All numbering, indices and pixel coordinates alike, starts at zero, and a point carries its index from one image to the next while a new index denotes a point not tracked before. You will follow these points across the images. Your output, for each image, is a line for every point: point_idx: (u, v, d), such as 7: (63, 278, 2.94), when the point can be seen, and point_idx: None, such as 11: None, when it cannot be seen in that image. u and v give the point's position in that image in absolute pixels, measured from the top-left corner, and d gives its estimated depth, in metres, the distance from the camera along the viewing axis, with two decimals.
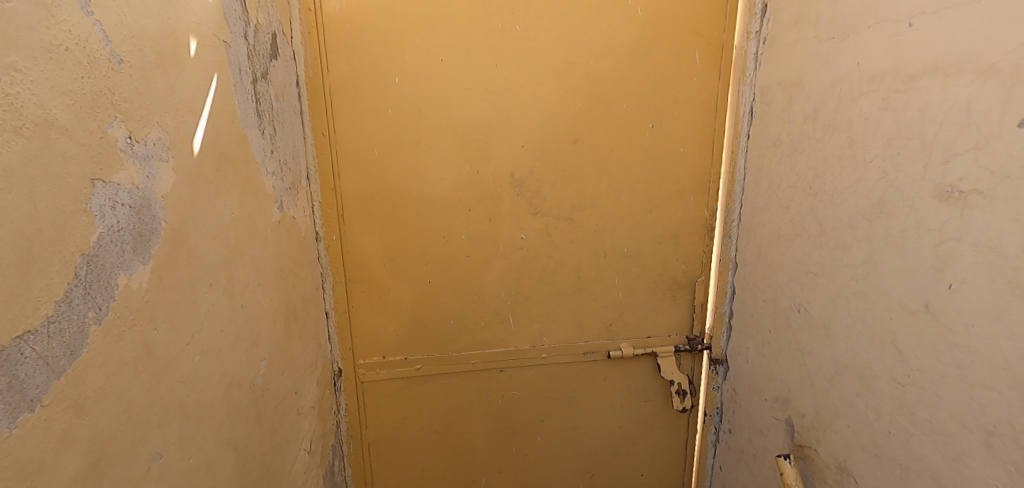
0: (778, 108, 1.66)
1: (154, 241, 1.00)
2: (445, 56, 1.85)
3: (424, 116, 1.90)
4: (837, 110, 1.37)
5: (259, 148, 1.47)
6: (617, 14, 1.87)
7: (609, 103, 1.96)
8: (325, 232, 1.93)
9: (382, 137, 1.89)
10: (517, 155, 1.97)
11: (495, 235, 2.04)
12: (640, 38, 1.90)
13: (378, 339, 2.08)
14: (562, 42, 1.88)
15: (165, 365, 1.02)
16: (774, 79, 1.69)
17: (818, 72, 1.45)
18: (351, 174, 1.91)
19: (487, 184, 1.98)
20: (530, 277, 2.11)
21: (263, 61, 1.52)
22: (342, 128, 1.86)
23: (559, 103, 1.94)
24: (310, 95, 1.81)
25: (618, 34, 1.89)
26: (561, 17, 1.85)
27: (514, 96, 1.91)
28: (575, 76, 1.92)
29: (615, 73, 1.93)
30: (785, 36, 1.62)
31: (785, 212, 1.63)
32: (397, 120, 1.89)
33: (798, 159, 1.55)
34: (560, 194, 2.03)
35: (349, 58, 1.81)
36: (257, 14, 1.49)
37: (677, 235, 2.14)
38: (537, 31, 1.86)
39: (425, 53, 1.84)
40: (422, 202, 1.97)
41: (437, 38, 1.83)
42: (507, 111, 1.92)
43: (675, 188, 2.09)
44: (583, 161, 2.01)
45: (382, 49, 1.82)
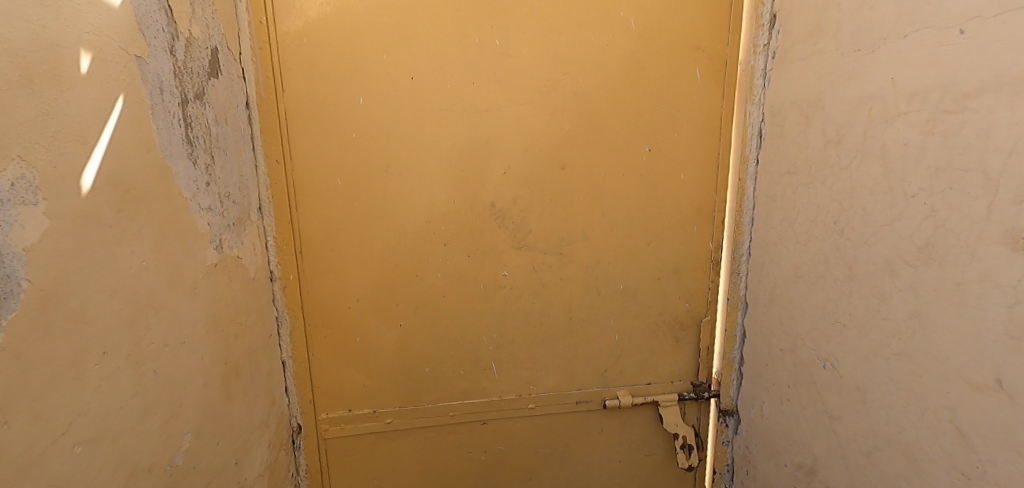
0: (792, 130, 1.46)
1: (8, 308, 0.77)
2: (415, 74, 1.65)
3: (392, 141, 1.69)
4: (866, 133, 1.16)
5: (188, 181, 1.25)
6: (608, 26, 1.67)
7: (601, 125, 1.75)
8: (281, 272, 1.71)
9: (346, 165, 1.68)
10: (499, 184, 1.75)
11: (475, 272, 1.81)
12: (634, 53, 1.70)
13: (344, 390, 1.84)
14: (548, 58, 1.67)
15: (22, 468, 0.79)
16: (786, 97, 1.48)
17: (841, 90, 1.24)
18: (310, 206, 1.69)
19: (465, 216, 1.76)
20: (515, 319, 1.88)
21: (197, 80, 1.31)
22: (300, 154, 1.65)
23: (544, 126, 1.73)
24: (262, 118, 1.60)
25: (610, 49, 1.69)
26: (546, 30, 1.65)
27: (494, 118, 1.71)
28: (562, 95, 1.71)
29: (607, 91, 1.72)
30: (799, 49, 1.42)
31: (804, 250, 1.41)
32: (362, 145, 1.68)
33: (818, 190, 1.34)
34: (547, 226, 1.81)
35: (307, 77, 1.61)
36: (190, 26, 1.29)
37: (679, 270, 1.92)
38: (519, 46, 1.66)
39: (393, 71, 1.64)
40: (391, 237, 1.75)
41: (407, 54, 1.63)
42: (486, 135, 1.72)
43: (675, 218, 1.87)
44: (573, 189, 1.79)
45: (344, 66, 1.62)
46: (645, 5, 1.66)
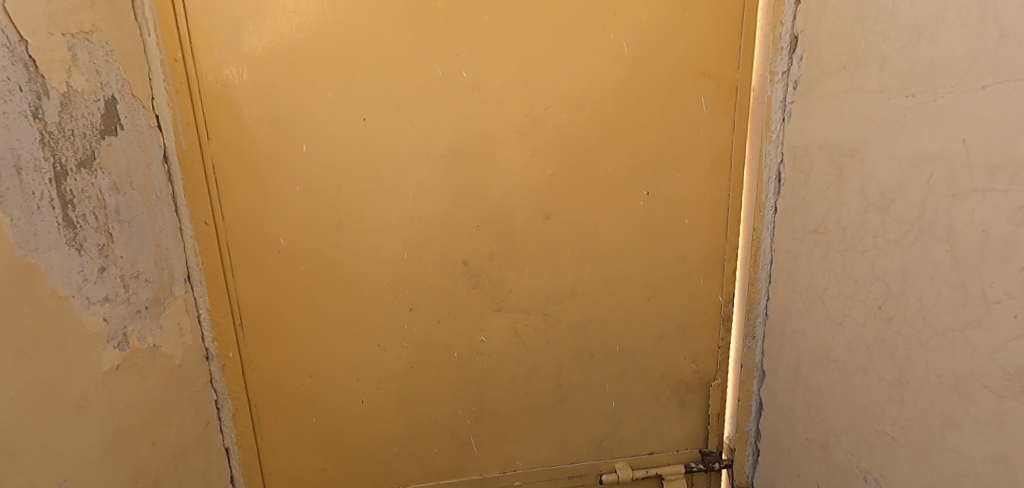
0: (821, 182, 1.20)
1: None
2: (368, 115, 1.39)
3: (344, 193, 1.43)
4: (926, 204, 0.90)
5: (67, 276, 1.00)
6: (597, 52, 1.41)
7: (590, 166, 1.49)
8: (219, 348, 1.46)
9: (290, 222, 1.43)
10: (472, 238, 1.50)
11: (447, 339, 1.56)
12: (628, 83, 1.44)
13: (300, 475, 1.60)
14: (526, 91, 1.41)
15: None
16: (812, 140, 1.22)
17: (886, 143, 0.98)
18: (249, 271, 1.44)
19: (434, 276, 1.51)
20: (496, 389, 1.63)
21: (83, 143, 1.06)
22: (233, 213, 1.40)
23: (523, 170, 1.47)
24: (186, 172, 1.34)
25: (599, 78, 1.43)
26: (522, 59, 1.39)
27: (464, 162, 1.45)
28: (544, 133, 1.45)
29: (596, 128, 1.46)
30: (828, 83, 1.16)
31: (839, 330, 1.15)
32: (308, 199, 1.42)
33: (858, 262, 1.08)
34: (530, 283, 1.56)
35: (239, 123, 1.35)
36: (71, 77, 1.03)
37: (684, 327, 1.66)
38: (491, 78, 1.40)
39: (341, 111, 1.38)
40: (347, 303, 1.50)
41: (358, 92, 1.37)
42: (456, 183, 1.46)
43: (679, 268, 1.61)
44: (559, 240, 1.54)
45: (282, 108, 1.36)
46: (640, 26, 1.40)
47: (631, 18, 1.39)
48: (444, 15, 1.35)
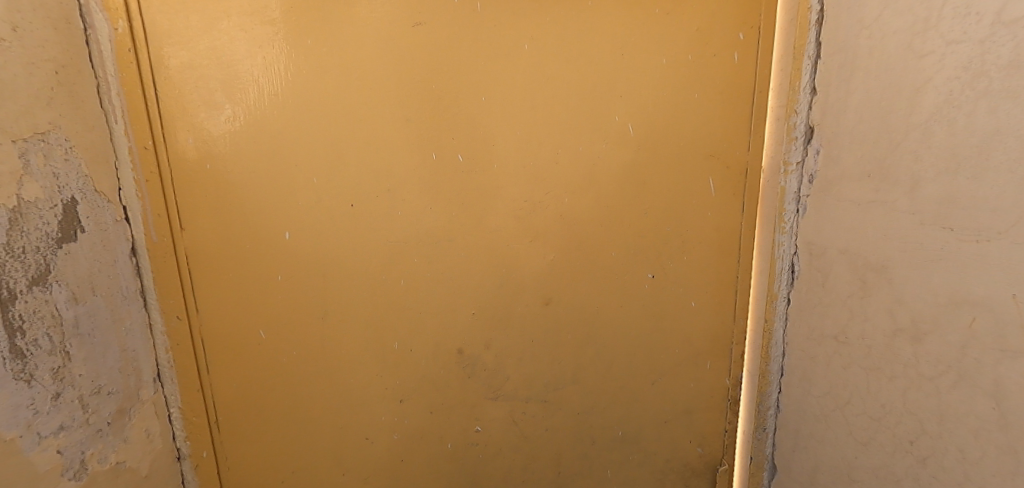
0: (842, 289, 1.13)
1: None
2: (357, 200, 1.29)
3: (328, 281, 1.32)
4: (967, 350, 0.85)
5: (13, 415, 0.89)
6: (600, 134, 1.33)
7: (593, 250, 1.40)
8: (192, 447, 1.34)
9: (269, 313, 1.32)
10: (467, 326, 1.40)
11: (440, 430, 1.46)
12: (633, 165, 1.36)
13: None
14: (525, 175, 1.33)
15: None
16: (833, 241, 1.15)
17: (919, 271, 0.93)
18: (224, 366, 1.32)
19: (425, 366, 1.41)
20: (491, 480, 1.52)
21: (36, 259, 0.95)
22: (209, 305, 1.28)
23: (522, 255, 1.38)
24: (156, 265, 1.22)
25: (602, 161, 1.35)
26: (521, 141, 1.31)
27: (459, 248, 1.35)
28: (545, 217, 1.36)
29: (600, 212, 1.38)
30: (852, 187, 1.09)
31: (863, 451, 1.08)
32: (289, 289, 1.31)
33: (885, 385, 1.02)
34: (528, 370, 1.46)
35: (216, 211, 1.24)
36: (23, 187, 0.92)
37: (690, 412, 1.56)
38: (489, 162, 1.31)
39: (326, 197, 1.28)
40: (331, 397, 1.38)
41: (346, 176, 1.28)
42: (449, 269, 1.36)
43: (685, 351, 1.51)
44: (559, 327, 1.44)
45: (261, 193, 1.25)
46: (645, 108, 1.33)
47: (635, 99, 1.32)
48: (438, 98, 1.27)
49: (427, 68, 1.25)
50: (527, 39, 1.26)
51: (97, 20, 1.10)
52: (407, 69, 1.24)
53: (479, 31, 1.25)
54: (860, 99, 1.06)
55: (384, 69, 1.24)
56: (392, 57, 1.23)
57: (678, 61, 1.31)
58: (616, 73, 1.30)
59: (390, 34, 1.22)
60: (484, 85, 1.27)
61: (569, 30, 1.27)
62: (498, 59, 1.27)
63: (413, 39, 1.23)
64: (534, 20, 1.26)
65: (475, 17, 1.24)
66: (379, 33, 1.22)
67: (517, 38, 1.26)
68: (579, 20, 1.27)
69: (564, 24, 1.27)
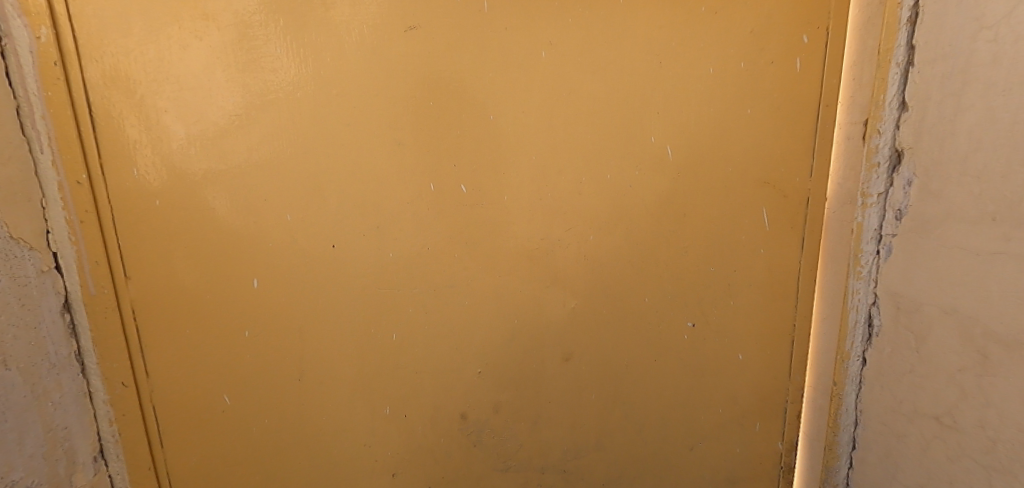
0: (948, 359, 0.89)
1: None
2: (339, 240, 1.08)
3: (305, 335, 1.10)
4: None
5: None
6: (631, 158, 1.10)
7: (622, 295, 1.17)
8: None
9: (233, 375, 1.10)
10: (471, 387, 1.17)
11: None
12: (671, 194, 1.13)
13: None
14: (541, 208, 1.10)
15: None
16: (933, 297, 0.91)
17: None
18: (181, 440, 1.10)
19: (421, 434, 1.18)
20: None
21: None
22: (160, 368, 1.06)
23: (537, 302, 1.15)
24: (95, 323, 1.01)
25: (634, 190, 1.12)
26: (537, 168, 1.09)
27: (461, 295, 1.13)
28: (565, 258, 1.13)
29: (630, 251, 1.15)
30: (964, 232, 0.84)
31: None
32: (257, 347, 1.09)
33: None
34: (544, 437, 1.23)
35: (167, 255, 1.03)
36: None
37: (734, 480, 1.32)
38: (497, 193, 1.09)
39: (301, 237, 1.06)
40: (308, 472, 1.16)
41: (325, 212, 1.06)
42: (450, 320, 1.14)
43: (729, 412, 1.27)
44: (581, 386, 1.21)
45: (223, 233, 1.04)
46: (687, 127, 1.09)
47: (675, 116, 1.09)
48: (436, 118, 1.05)
49: (423, 82, 1.03)
50: (545, 45, 1.04)
51: (15, 27, 0.88)
52: (401, 84, 1.02)
53: (487, 36, 1.02)
54: (978, 121, 0.82)
55: (371, 84, 1.02)
56: (381, 69, 1.01)
57: (729, 69, 1.07)
58: (653, 85, 1.07)
59: (379, 42, 1.00)
60: (493, 101, 1.05)
61: (595, 33, 1.04)
62: (509, 69, 1.04)
63: (406, 46, 1.01)
64: (554, 22, 1.03)
65: (481, 18, 1.01)
66: (364, 40, 1.00)
67: (532, 44, 1.03)
68: (609, 22, 1.04)
69: (591, 26, 1.04)
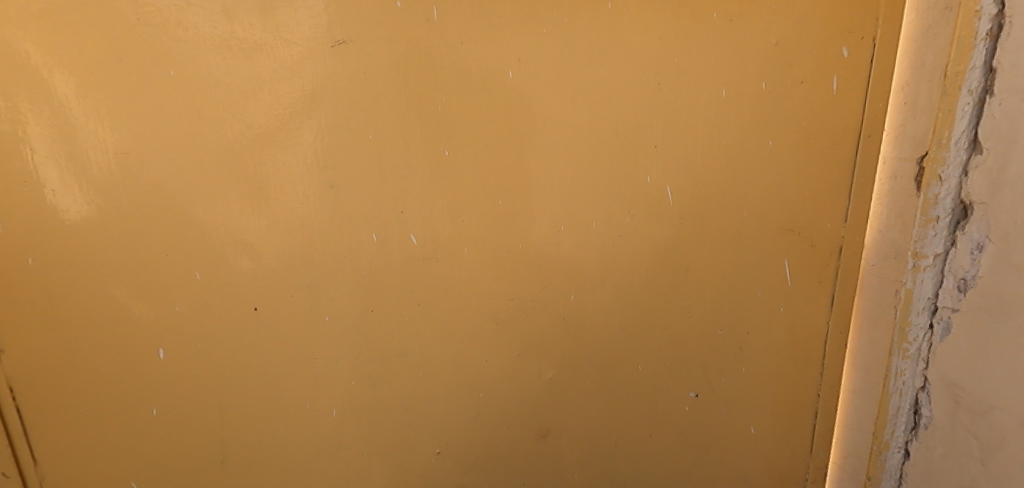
0: None
1: None
2: (263, 302, 0.88)
3: (227, 414, 0.92)
4: None
5: None
6: (622, 202, 0.89)
7: (610, 363, 0.98)
8: None
9: (140, 461, 0.92)
10: (429, 469, 0.99)
11: None
12: (671, 245, 0.92)
13: None
14: (510, 264, 0.90)
15: None
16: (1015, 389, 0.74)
17: None
18: None
19: None
20: None
21: None
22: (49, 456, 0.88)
23: (508, 372, 0.96)
24: None
25: (625, 241, 0.91)
26: (505, 215, 0.88)
27: (416, 365, 0.94)
28: (541, 321, 0.94)
29: (621, 312, 0.95)
30: None
31: None
32: (169, 428, 0.91)
33: None
34: None
35: (45, 325, 0.83)
36: None
37: None
38: (457, 246, 0.89)
39: (215, 298, 0.87)
40: None
41: (243, 268, 0.86)
42: (403, 394, 0.95)
43: None
44: (561, 466, 1.03)
45: (116, 297, 0.84)
46: (691, 162, 0.88)
47: (677, 149, 0.87)
48: (377, 154, 0.84)
49: (358, 110, 0.82)
50: (513, 62, 0.82)
51: None
52: (332, 113, 0.81)
53: (438, 51, 0.81)
54: None
55: (293, 114, 0.81)
56: (305, 95, 0.80)
57: (746, 91, 0.85)
58: (651, 112, 0.85)
59: (300, 60, 0.79)
60: (448, 133, 0.84)
61: (578, 46, 0.82)
62: (467, 93, 0.83)
63: (335, 66, 0.80)
64: (524, 34, 0.81)
65: (431, 29, 0.80)
66: (280, 58, 0.79)
67: (496, 62, 0.82)
68: (594, 32, 0.82)
69: (571, 38, 0.82)
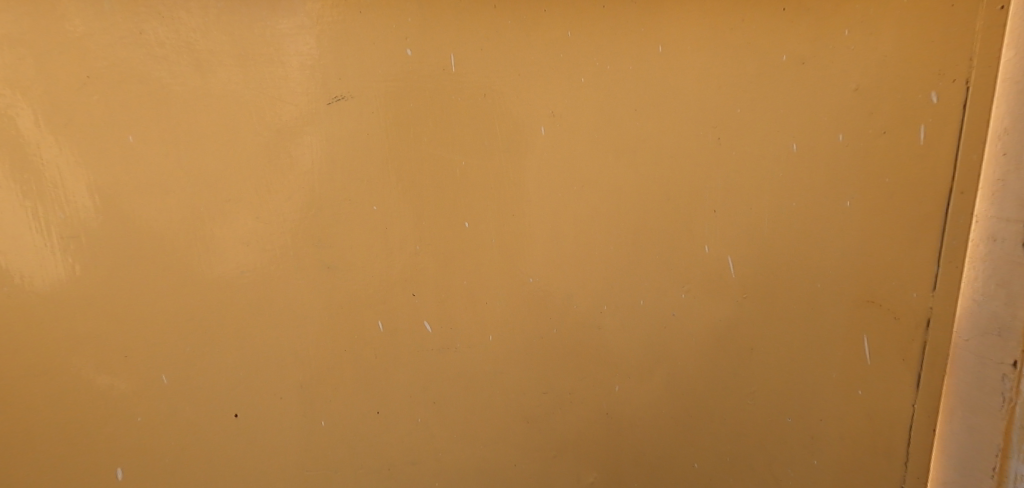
0: None
1: None
2: (244, 407, 0.72)
3: None
4: None
5: None
6: (675, 275, 0.75)
7: (662, 462, 0.82)
8: None
9: None
10: None
11: None
12: (733, 322, 0.77)
13: None
14: (544, 351, 0.75)
15: None
16: None
17: None
18: None
19: None
20: None
21: None
22: None
23: (541, 477, 0.80)
24: None
25: (679, 320, 0.77)
26: (537, 293, 0.74)
27: (431, 474, 0.78)
28: (580, 416, 0.78)
29: (674, 403, 0.79)
30: None
31: None
32: None
33: None
34: None
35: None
36: None
37: None
38: (480, 332, 0.74)
39: (185, 404, 0.70)
40: None
41: (221, 368, 0.70)
42: None
43: None
44: None
45: (58, 406, 0.68)
46: (756, 227, 0.75)
47: (738, 212, 0.74)
48: (382, 228, 0.70)
49: (360, 177, 0.68)
50: (544, 117, 0.69)
51: None
52: (330, 181, 0.67)
53: (455, 107, 0.68)
54: None
55: (281, 183, 0.67)
56: (294, 160, 0.67)
57: (821, 144, 0.72)
58: (708, 170, 0.72)
59: (290, 119, 0.66)
60: (468, 201, 0.70)
61: (621, 97, 0.70)
62: (491, 154, 0.69)
63: (333, 126, 0.66)
64: (557, 84, 0.68)
65: (448, 80, 0.67)
66: (265, 118, 0.65)
67: (525, 117, 0.69)
68: (640, 80, 0.69)
69: (613, 88, 0.69)
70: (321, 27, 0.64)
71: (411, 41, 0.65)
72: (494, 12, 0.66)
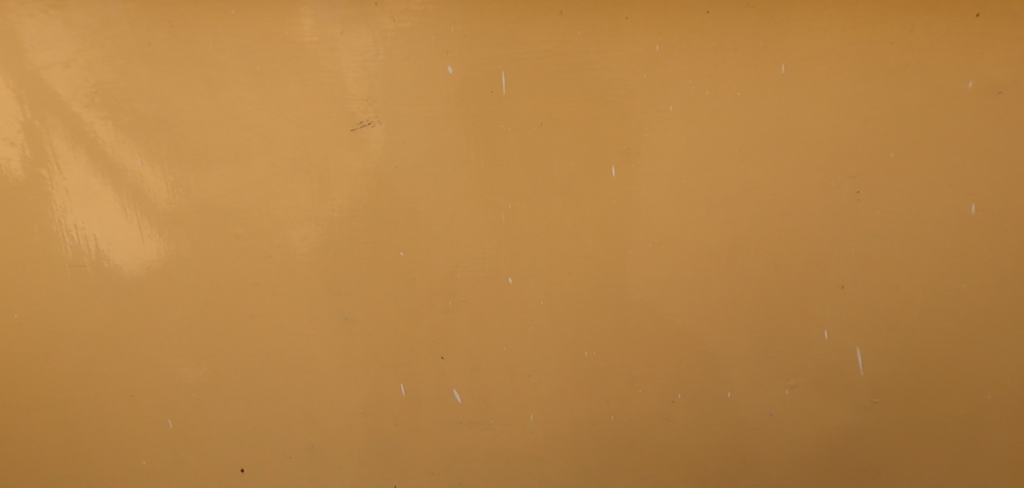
0: None
1: None
2: (250, 462, 0.64)
3: None
4: None
5: None
6: (777, 366, 0.57)
7: None
8: None
9: None
10: None
11: None
12: (854, 433, 0.58)
13: None
14: (597, 441, 0.61)
15: None
16: None
17: None
18: None
19: None
20: None
21: None
22: None
23: None
24: None
25: (777, 421, 0.59)
26: (593, 370, 0.59)
27: None
28: None
29: None
30: None
31: None
32: None
33: None
34: None
35: None
36: None
37: None
38: (519, 409, 0.61)
39: (192, 452, 0.63)
40: None
41: (227, 419, 0.62)
42: None
43: None
44: None
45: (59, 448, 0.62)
46: (900, 312, 0.55)
47: (876, 290, 0.55)
48: (410, 278, 0.58)
49: (385, 217, 0.57)
50: (617, 155, 0.54)
51: None
52: (353, 220, 0.57)
53: (506, 138, 0.54)
54: None
55: (298, 220, 0.57)
56: (313, 194, 0.57)
57: (1010, 207, 0.51)
58: (838, 233, 0.54)
59: (311, 147, 0.56)
60: (514, 254, 0.57)
61: (722, 133, 0.53)
62: (547, 198, 0.55)
63: (356, 155, 0.55)
64: (636, 112, 0.53)
65: (496, 105, 0.54)
66: (282, 144, 0.56)
67: (592, 153, 0.54)
68: (750, 110, 0.52)
69: (711, 120, 0.53)
70: (346, 37, 0.53)
71: (454, 56, 0.53)
72: (559, 18, 0.52)
